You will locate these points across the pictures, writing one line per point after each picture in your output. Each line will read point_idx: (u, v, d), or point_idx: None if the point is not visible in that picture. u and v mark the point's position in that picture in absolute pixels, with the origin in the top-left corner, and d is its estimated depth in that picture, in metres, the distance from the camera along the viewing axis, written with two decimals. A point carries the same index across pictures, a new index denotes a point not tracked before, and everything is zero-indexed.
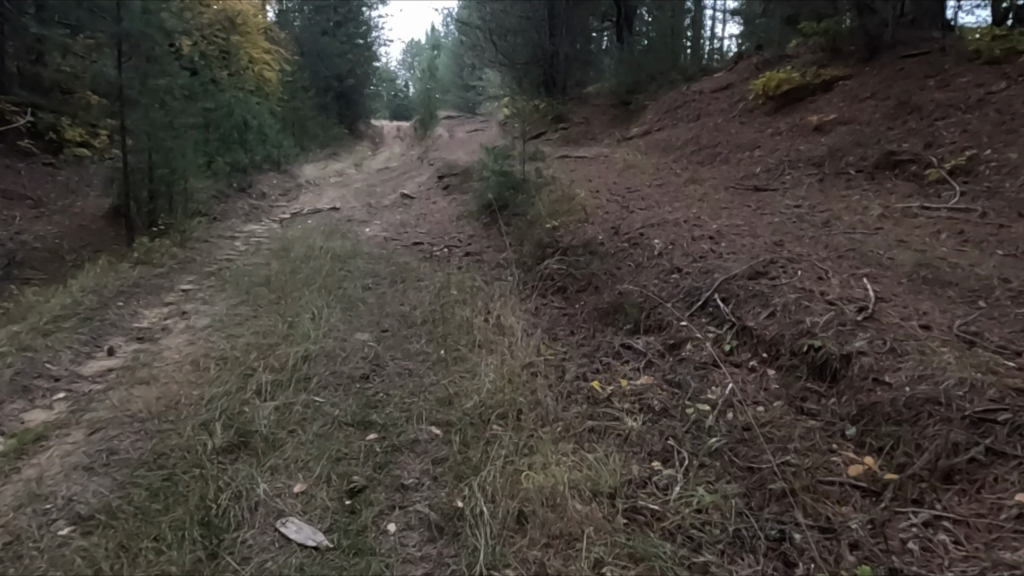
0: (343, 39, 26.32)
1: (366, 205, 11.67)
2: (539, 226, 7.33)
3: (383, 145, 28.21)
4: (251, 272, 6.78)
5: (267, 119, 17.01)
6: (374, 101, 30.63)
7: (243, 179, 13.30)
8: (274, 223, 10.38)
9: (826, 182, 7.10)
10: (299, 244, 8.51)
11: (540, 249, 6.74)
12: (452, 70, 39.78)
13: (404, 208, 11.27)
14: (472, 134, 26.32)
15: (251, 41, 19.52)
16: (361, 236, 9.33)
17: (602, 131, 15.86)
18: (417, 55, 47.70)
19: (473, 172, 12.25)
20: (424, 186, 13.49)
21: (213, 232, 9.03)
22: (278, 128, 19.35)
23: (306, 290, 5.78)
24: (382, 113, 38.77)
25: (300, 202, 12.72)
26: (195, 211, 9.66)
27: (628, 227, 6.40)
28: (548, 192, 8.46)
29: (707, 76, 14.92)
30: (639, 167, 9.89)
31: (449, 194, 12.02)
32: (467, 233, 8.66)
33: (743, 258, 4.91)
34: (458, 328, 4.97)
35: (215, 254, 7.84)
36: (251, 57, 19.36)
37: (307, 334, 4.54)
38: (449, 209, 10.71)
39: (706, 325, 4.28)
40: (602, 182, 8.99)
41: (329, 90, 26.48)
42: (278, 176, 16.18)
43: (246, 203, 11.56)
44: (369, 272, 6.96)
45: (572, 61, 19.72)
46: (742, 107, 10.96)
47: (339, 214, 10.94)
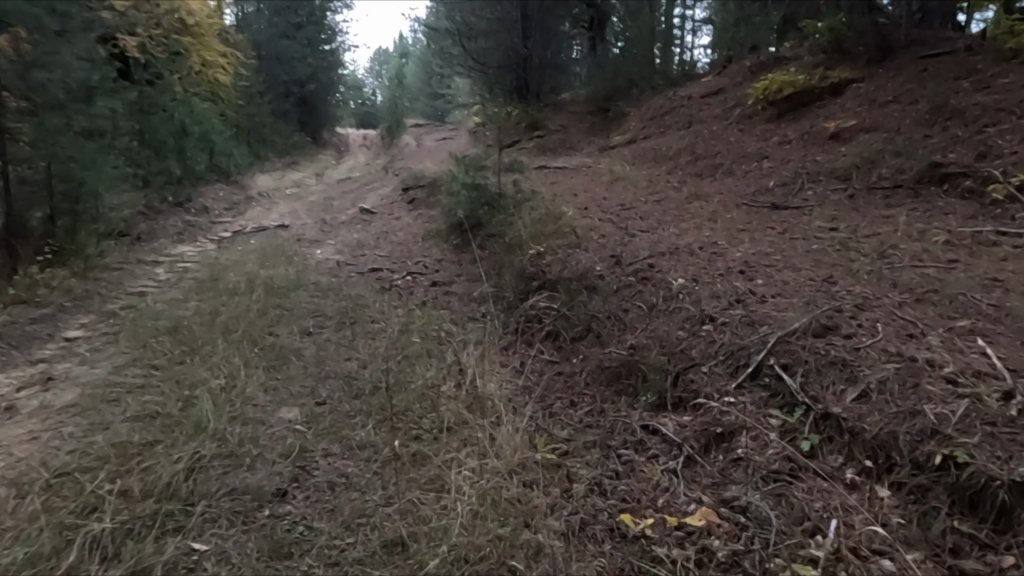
0: (303, 42, 24.86)
1: (318, 222, 10.32)
2: (520, 252, 6.12)
3: (348, 154, 26.76)
4: (158, 311, 5.44)
5: (216, 126, 15.55)
6: (339, 109, 29.15)
7: (182, 192, 11.86)
8: (210, 244, 8.99)
9: (857, 199, 6.02)
10: (231, 270, 7.18)
11: (523, 281, 5.52)
12: (420, 78, 38.53)
13: (362, 226, 9.96)
14: (440, 142, 25.03)
15: (202, 43, 17.99)
16: (310, 259, 8.01)
17: (580, 139, 14.73)
18: (385, 62, 46.38)
19: (442, 186, 11.01)
20: (386, 199, 12.17)
21: (131, 257, 7.64)
22: (229, 135, 17.86)
23: (220, 342, 4.47)
24: (348, 121, 37.21)
25: (246, 218, 11.30)
26: (111, 230, 8.25)
27: (631, 255, 5.22)
28: (528, 210, 7.25)
29: (692, 80, 13.92)
30: (629, 179, 8.76)
31: (415, 209, 10.74)
32: (433, 257, 7.40)
33: (796, 304, 3.74)
34: (420, 401, 3.71)
35: (125, 286, 6.47)
36: (200, 58, 17.84)
37: (203, 421, 3.24)
38: (413, 227, 9.43)
39: (763, 406, 3.10)
40: (589, 198, 7.83)
41: (289, 97, 24.97)
42: (227, 188, 14.71)
43: (181, 219, 10.14)
44: (311, 310, 5.67)
45: (547, 66, 18.59)
46: (740, 113, 9.92)
47: (288, 232, 9.58)
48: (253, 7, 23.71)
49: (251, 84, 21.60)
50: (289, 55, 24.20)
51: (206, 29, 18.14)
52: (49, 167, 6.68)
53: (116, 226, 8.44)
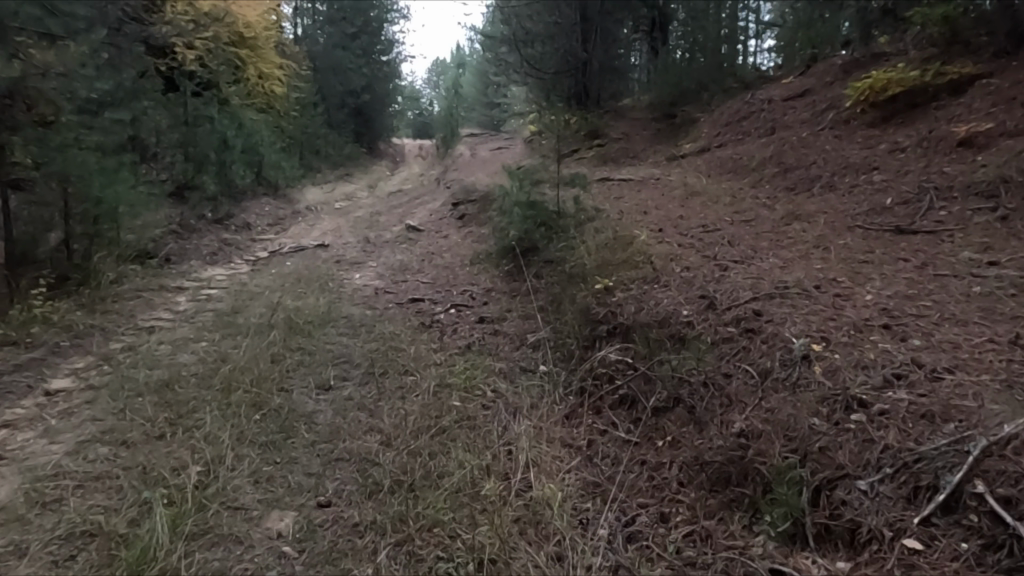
0: (358, 52, 24.53)
1: (360, 240, 9.53)
2: (584, 286, 5.10)
3: (401, 165, 26.22)
4: (156, 356, 4.65)
5: (266, 138, 15.09)
6: (393, 119, 28.71)
7: (224, 209, 11.33)
8: (243, 267, 8.30)
9: (1012, 222, 4.78)
10: (255, 300, 6.40)
11: (589, 326, 4.49)
12: (475, 87, 38.03)
13: (407, 246, 9.10)
14: (495, 152, 24.29)
15: (257, 55, 17.67)
16: (346, 285, 7.19)
17: (645, 148, 13.63)
18: (441, 73, 46.21)
19: (495, 201, 10.06)
20: (435, 215, 11.32)
21: (153, 283, 6.96)
22: (280, 147, 17.47)
23: (210, 409, 3.62)
24: (403, 132, 36.88)
25: (287, 236, 10.63)
26: (136, 252, 7.62)
27: (726, 294, 4.13)
28: (592, 232, 6.21)
29: (770, 82, 12.65)
30: (707, 194, 7.64)
31: (465, 227, 9.83)
32: (482, 285, 6.45)
33: (988, 392, 2.70)
34: (453, 509, 2.76)
35: (135, 320, 5.75)
36: (252, 69, 17.52)
37: (149, 555, 2.39)
38: (462, 248, 8.50)
39: (977, 568, 2.14)
40: (663, 216, 6.76)
41: (343, 108, 24.61)
42: (274, 202, 14.17)
43: (217, 238, 9.51)
44: (335, 355, 4.79)
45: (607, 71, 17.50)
46: (834, 117, 8.66)
47: (327, 252, 8.81)
48: (309, 19, 23.43)
49: (306, 95, 21.26)
50: (345, 65, 23.85)
51: (261, 40, 17.84)
52: (66, 191, 6.04)
53: (143, 247, 7.82)
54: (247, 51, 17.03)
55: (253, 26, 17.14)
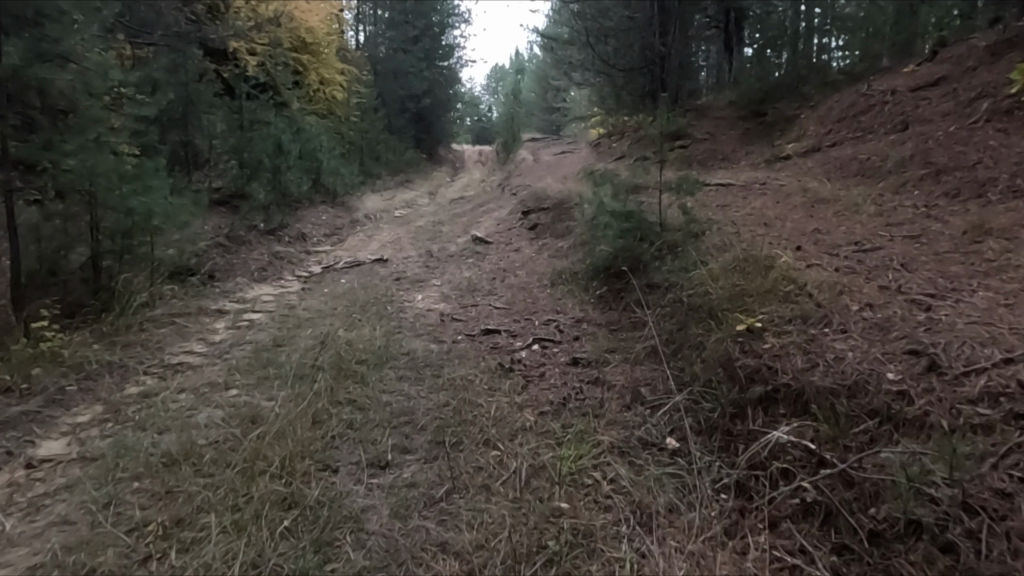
0: (420, 56, 23.82)
1: (421, 254, 8.53)
2: (716, 325, 3.91)
3: (462, 171, 25.35)
4: (173, 411, 3.70)
5: (326, 144, 14.38)
6: (455, 124, 27.93)
7: (278, 218, 10.57)
8: (295, 285, 7.41)
9: None
10: (303, 329, 5.44)
11: (738, 387, 3.30)
12: (537, 91, 37.04)
13: (476, 262, 8.02)
14: (560, 157, 23.16)
15: (318, 59, 17.10)
16: (407, 309, 6.18)
17: (734, 150, 12.24)
18: (501, 79, 45.46)
19: (575, 211, 8.91)
20: (503, 225, 10.24)
21: (191, 306, 6.10)
22: (339, 153, 16.82)
23: (223, 513, 2.62)
24: (463, 138, 36.12)
25: (343, 248, 9.74)
26: (177, 268, 6.81)
27: (952, 357, 2.91)
28: (711, 250, 4.99)
29: (884, 73, 11.06)
30: (839, 203, 6.30)
31: (539, 240, 8.70)
32: (570, 314, 5.30)
33: None
34: None
35: (162, 355, 4.85)
36: (314, 75, 16.95)
37: None
38: (539, 265, 7.37)
39: None
40: (793, 230, 5.47)
41: (404, 113, 23.92)
42: (331, 210, 13.39)
43: (269, 251, 8.68)
44: (394, 413, 3.73)
45: (686, 67, 16.11)
46: (989, 107, 7.14)
47: (386, 268, 7.84)
48: (371, 24, 22.91)
49: (367, 100, 20.62)
50: (406, 69, 23.16)
51: (325, 47, 17.33)
52: (91, 203, 5.20)
53: (185, 262, 7.00)
54: (309, 56, 16.49)
55: (316, 31, 16.59)
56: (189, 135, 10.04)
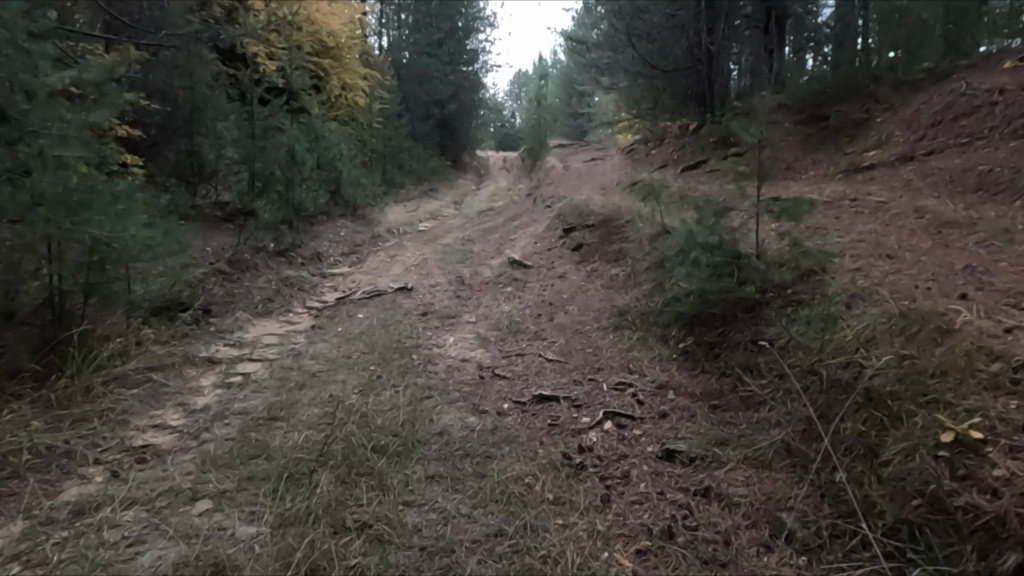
0: (444, 59, 22.79)
1: (450, 281, 7.37)
2: (891, 424, 2.74)
3: (488, 180, 24.20)
4: (106, 550, 2.59)
5: (346, 152, 13.34)
6: (480, 130, 26.81)
7: (292, 236, 9.54)
8: (304, 322, 6.30)
9: None
10: (309, 392, 4.30)
11: (975, 554, 2.17)
12: (563, 95, 35.87)
13: (515, 292, 6.85)
14: (591, 164, 21.95)
15: (340, 65, 16.39)
16: (435, 358, 5.03)
17: (796, 157, 10.98)
18: (525, 85, 44.34)
19: (628, 231, 7.70)
20: (542, 244, 9.06)
21: (174, 355, 5.00)
22: (359, 162, 15.79)
23: None
24: (488, 145, 34.98)
25: (363, 271, 8.65)
26: (163, 305, 5.75)
27: None
28: (841, 298, 3.77)
29: (975, 70, 9.72)
30: (975, 228, 5.04)
31: (586, 265, 7.49)
32: (649, 377, 4.10)
33: None
34: None
35: (123, 432, 3.75)
36: (333, 80, 16.11)
37: None
38: (592, 298, 6.16)
39: None
40: (937, 266, 4.24)
41: (429, 119, 22.83)
42: (350, 225, 12.32)
43: (277, 276, 7.60)
44: (426, 555, 2.58)
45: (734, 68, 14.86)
46: None
47: (411, 299, 6.70)
48: (394, 27, 21.99)
49: (391, 106, 19.62)
50: (431, 74, 22.12)
51: (345, 50, 16.55)
52: (52, 240, 4.07)
53: (175, 296, 5.94)
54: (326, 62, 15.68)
55: (336, 34, 15.82)
56: (194, 144, 9.05)
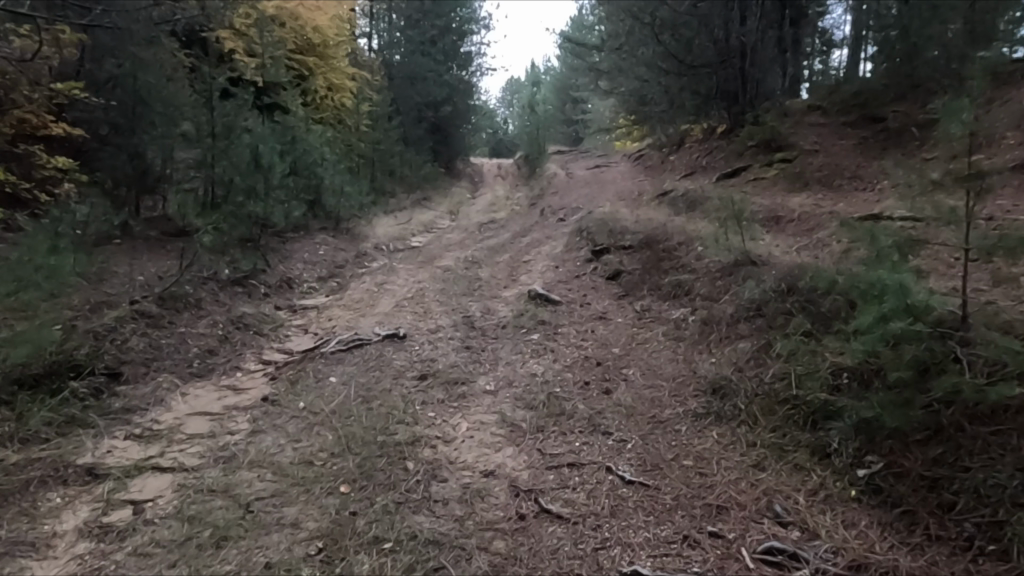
0: (439, 57, 21.08)
1: (455, 323, 5.59)
2: None
3: (485, 188, 22.38)
4: None
5: (328, 157, 11.57)
6: (476, 135, 25.02)
7: (258, 257, 7.80)
8: (255, 389, 4.51)
9: None
10: (228, 563, 2.51)
11: None
12: (562, 99, 34.25)
13: (544, 342, 5.08)
14: (598, 172, 20.31)
15: (326, 64, 14.95)
16: (443, 466, 3.27)
17: (856, 163, 9.36)
18: (518, 93, 42.74)
19: (686, 258, 5.97)
20: (566, 270, 7.32)
21: (33, 468, 3.21)
22: (345, 168, 14.02)
23: None
24: (481, 153, 33.13)
25: (343, 304, 6.89)
26: (39, 376, 4.00)
27: None
28: None
29: None
30: None
31: (632, 302, 5.76)
32: (824, 542, 2.44)
33: None
34: None
35: None
36: (323, 81, 15.00)
37: None
38: (658, 359, 4.41)
39: None
40: None
41: (422, 122, 21.02)
42: (332, 241, 10.55)
43: (228, 315, 5.81)
44: None
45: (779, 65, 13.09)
46: None
47: (405, 353, 4.92)
48: (384, 23, 20.33)
49: (383, 106, 17.85)
50: (424, 74, 20.36)
51: (335, 48, 15.34)
52: None
53: (65, 359, 4.15)
54: (314, 63, 14.47)
55: (323, 31, 14.63)
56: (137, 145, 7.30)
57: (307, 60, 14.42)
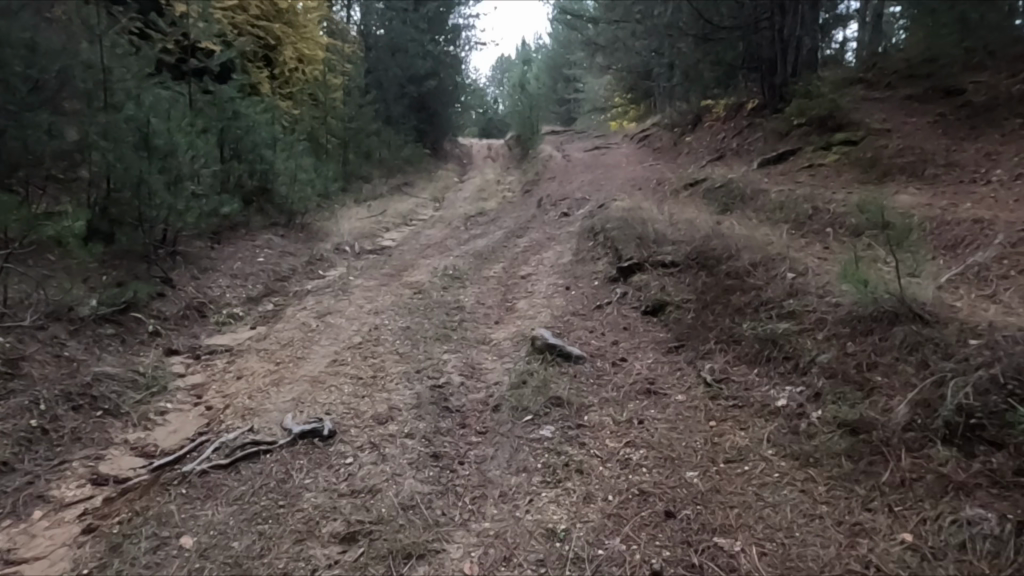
0: (423, 25, 18.72)
1: (419, 400, 3.53)
2: None
3: (473, 171, 20.14)
4: None
5: (279, 136, 9.38)
6: (464, 113, 22.69)
7: (160, 275, 5.74)
8: (36, 567, 2.46)
9: None
10: None
11: None
12: (557, 75, 31.83)
13: (564, 450, 3.04)
14: (598, 154, 18.19)
15: (293, 30, 12.78)
16: None
17: (941, 145, 7.37)
18: (508, 70, 40.17)
19: (774, 295, 3.93)
20: (582, 296, 5.28)
21: None
22: (307, 151, 11.84)
23: None
24: (469, 132, 30.74)
25: (264, 347, 4.83)
26: None
27: None
28: None
29: None
30: None
31: (694, 363, 3.74)
32: None
33: None
34: None
35: None
36: (288, 52, 12.71)
37: None
38: (784, 515, 2.41)
39: None
40: None
41: (403, 98, 18.69)
42: (280, 242, 8.48)
43: (67, 383, 3.74)
44: None
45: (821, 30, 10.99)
46: None
47: (326, 477, 2.87)
48: None
49: (359, 79, 15.62)
50: (406, 44, 17.99)
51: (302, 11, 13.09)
52: None
53: None
54: (273, 27, 12.25)
55: None
56: None
57: (266, 24, 12.15)
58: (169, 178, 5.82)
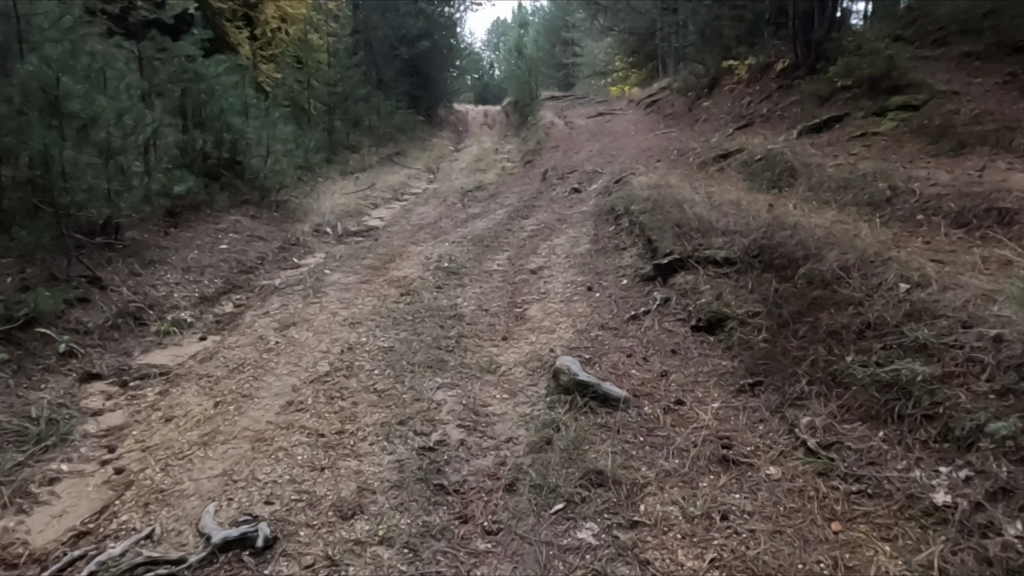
0: None
1: (403, 475, 2.50)
2: None
3: (469, 139, 18.90)
4: None
5: (251, 103, 8.23)
6: (460, 78, 21.34)
7: (87, 275, 4.67)
8: None
9: None
10: None
11: None
12: (556, 37, 30.31)
13: (618, 574, 2.02)
14: (604, 121, 16.96)
15: None
16: None
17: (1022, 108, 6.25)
18: (504, 34, 38.49)
19: (887, 317, 2.89)
20: (610, 302, 4.24)
21: None
22: (285, 118, 10.65)
23: None
24: (464, 99, 29.35)
25: (208, 372, 3.78)
26: None
27: None
28: None
29: None
30: None
31: (784, 415, 2.72)
32: None
33: None
34: None
35: None
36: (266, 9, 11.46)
37: None
38: None
39: None
40: None
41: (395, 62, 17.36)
42: (250, 224, 7.38)
43: None
44: None
45: None
46: None
47: None
48: None
49: (348, 41, 14.35)
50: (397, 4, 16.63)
51: None
52: None
53: None
54: None
55: None
56: None
57: None
58: (98, 154, 4.72)
